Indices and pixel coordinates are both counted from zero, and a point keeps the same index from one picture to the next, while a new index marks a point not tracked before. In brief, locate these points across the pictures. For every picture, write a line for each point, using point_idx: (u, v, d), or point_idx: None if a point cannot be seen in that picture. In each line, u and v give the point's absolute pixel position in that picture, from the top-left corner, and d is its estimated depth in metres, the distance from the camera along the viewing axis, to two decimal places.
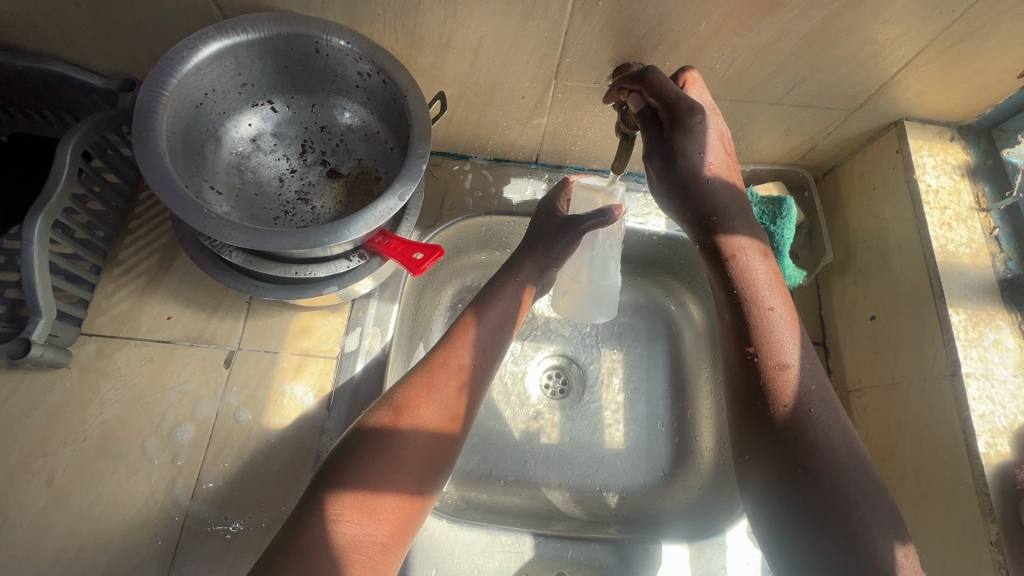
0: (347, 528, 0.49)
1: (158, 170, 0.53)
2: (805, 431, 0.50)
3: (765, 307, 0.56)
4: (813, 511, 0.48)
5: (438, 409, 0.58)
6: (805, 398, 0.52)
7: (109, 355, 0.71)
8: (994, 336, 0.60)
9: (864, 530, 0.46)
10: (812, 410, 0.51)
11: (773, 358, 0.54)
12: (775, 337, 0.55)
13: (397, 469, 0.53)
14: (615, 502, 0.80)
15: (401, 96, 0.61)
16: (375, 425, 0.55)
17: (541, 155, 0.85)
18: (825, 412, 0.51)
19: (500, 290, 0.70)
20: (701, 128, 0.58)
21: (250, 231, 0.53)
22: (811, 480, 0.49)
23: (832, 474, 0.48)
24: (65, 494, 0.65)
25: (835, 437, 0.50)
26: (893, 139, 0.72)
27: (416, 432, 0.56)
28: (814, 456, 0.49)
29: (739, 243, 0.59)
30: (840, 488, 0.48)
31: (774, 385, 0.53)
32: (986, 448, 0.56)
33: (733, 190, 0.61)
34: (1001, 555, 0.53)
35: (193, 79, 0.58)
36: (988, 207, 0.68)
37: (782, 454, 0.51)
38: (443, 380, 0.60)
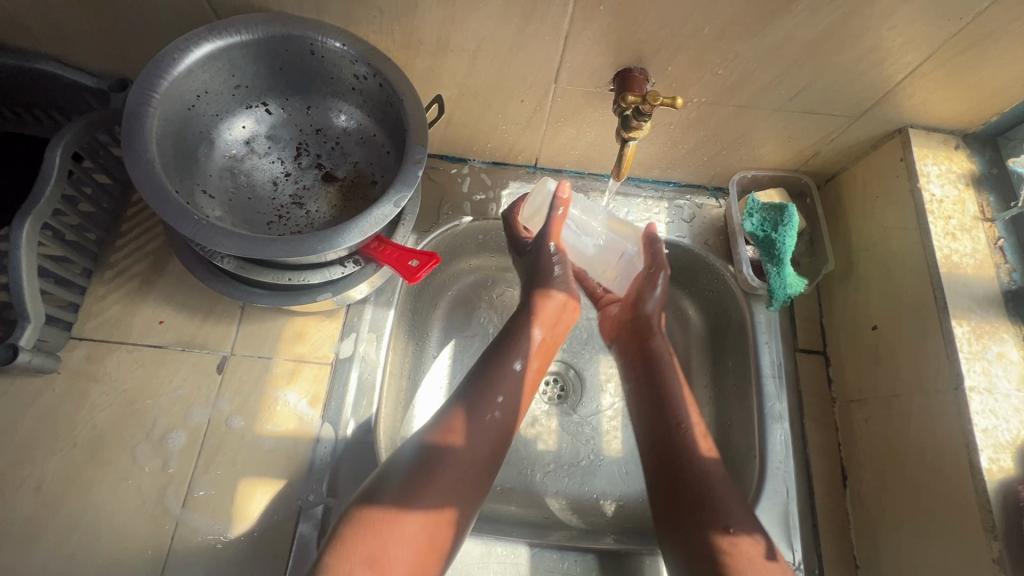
0: (383, 538, 0.52)
1: (149, 175, 0.51)
2: (702, 484, 0.60)
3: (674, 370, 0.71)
4: (699, 542, 0.57)
5: (480, 433, 0.61)
6: (696, 457, 0.63)
7: (99, 360, 0.70)
8: (998, 349, 0.60)
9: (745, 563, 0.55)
10: (698, 460, 0.62)
11: (677, 426, 0.65)
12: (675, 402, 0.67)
13: (435, 484, 0.56)
14: (612, 510, 0.80)
15: (398, 100, 0.60)
16: (426, 441, 0.59)
17: (540, 158, 0.83)
18: (713, 471, 0.62)
19: (531, 317, 0.70)
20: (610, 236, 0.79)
21: (242, 238, 0.52)
22: (694, 517, 0.59)
23: (715, 515, 0.58)
24: (53, 501, 0.63)
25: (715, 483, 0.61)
26: (897, 147, 0.71)
27: (460, 451, 0.59)
28: (705, 503, 0.59)
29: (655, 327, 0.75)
30: (724, 517, 0.58)
31: (677, 445, 0.64)
32: (989, 463, 0.55)
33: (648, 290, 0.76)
34: (1004, 573, 0.52)
35: (185, 81, 0.56)
36: (993, 217, 0.67)
37: (676, 499, 0.61)
38: (489, 397, 0.63)
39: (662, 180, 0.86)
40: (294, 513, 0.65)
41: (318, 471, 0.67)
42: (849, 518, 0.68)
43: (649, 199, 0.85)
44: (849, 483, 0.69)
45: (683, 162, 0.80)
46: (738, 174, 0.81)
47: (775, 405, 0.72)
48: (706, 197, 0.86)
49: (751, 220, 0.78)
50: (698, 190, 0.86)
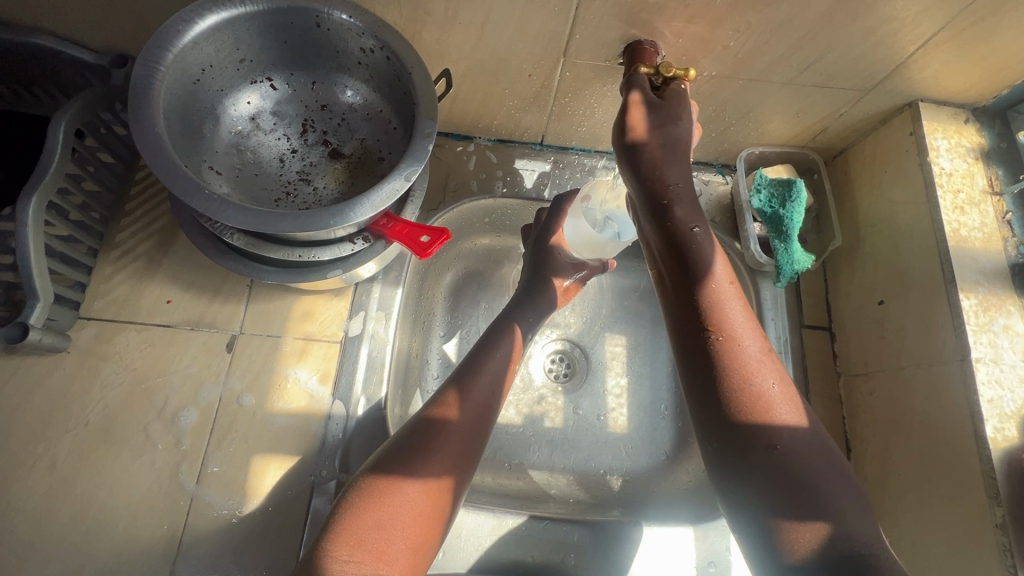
0: (386, 509, 0.52)
1: (156, 148, 0.51)
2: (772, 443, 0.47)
3: (724, 283, 0.54)
4: (766, 472, 0.47)
5: (470, 411, 0.62)
6: (772, 398, 0.49)
7: (109, 339, 0.70)
8: (1004, 322, 0.60)
9: (825, 508, 0.45)
10: (775, 393, 0.49)
11: (744, 355, 0.51)
12: (726, 318, 0.53)
13: (432, 456, 0.57)
14: (619, 484, 0.81)
15: (406, 73, 0.59)
16: (405, 430, 0.59)
17: (547, 135, 0.83)
18: (767, 363, 0.51)
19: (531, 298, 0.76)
20: (684, 112, 0.56)
21: (253, 213, 0.51)
22: (773, 468, 0.47)
23: (800, 468, 0.46)
24: (69, 479, 0.64)
25: (796, 421, 0.49)
26: (906, 121, 0.70)
27: (452, 428, 0.60)
28: (782, 441, 0.47)
29: (694, 219, 0.55)
30: (803, 469, 0.46)
31: (722, 359, 0.51)
32: (994, 433, 0.56)
33: (681, 170, 0.55)
34: (1006, 538, 0.53)
35: (191, 54, 0.55)
36: (1002, 190, 0.67)
37: (741, 437, 0.48)
38: (483, 378, 0.65)
39: None
40: (307, 487, 0.66)
41: (330, 447, 0.68)
42: None
43: None
44: (853, 456, 0.71)
45: None
46: (746, 151, 0.81)
47: None
48: (713, 174, 0.86)
49: (759, 196, 0.78)
50: (706, 166, 0.86)
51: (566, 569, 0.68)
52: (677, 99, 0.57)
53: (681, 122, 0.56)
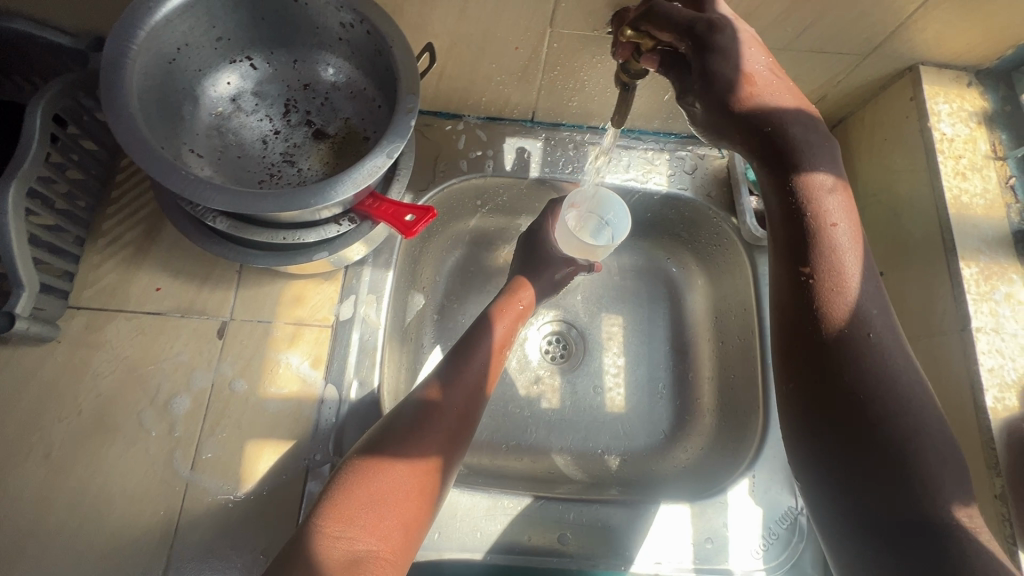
0: (379, 487, 0.53)
1: (130, 130, 0.49)
2: (887, 429, 0.44)
3: (844, 245, 0.49)
4: (869, 465, 0.44)
5: (459, 393, 0.62)
6: (899, 377, 0.46)
7: (99, 328, 0.70)
8: (1006, 290, 0.58)
9: (932, 506, 0.42)
10: (890, 369, 0.46)
11: (864, 330, 0.47)
12: (846, 281, 0.48)
13: (424, 437, 0.57)
14: (616, 464, 0.80)
15: (387, 48, 0.57)
16: (398, 412, 0.59)
17: (537, 112, 0.81)
18: (894, 337, 0.47)
19: (516, 289, 0.75)
20: (732, 43, 0.51)
21: (233, 193, 0.50)
22: (881, 455, 0.44)
23: (911, 460, 0.43)
24: (64, 467, 0.64)
25: (915, 395, 0.45)
26: (906, 86, 0.68)
27: (444, 410, 0.60)
28: (892, 424, 0.44)
29: (813, 172, 0.50)
30: (906, 445, 0.44)
31: (841, 333, 0.47)
32: (994, 403, 0.55)
33: (783, 97, 0.51)
34: (1006, 508, 0.52)
35: (164, 31, 0.54)
36: (1005, 155, 0.64)
37: (845, 418, 0.46)
38: (475, 362, 0.65)
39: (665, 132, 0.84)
40: (302, 472, 0.66)
41: (324, 431, 0.68)
42: None
43: (649, 153, 0.83)
44: None
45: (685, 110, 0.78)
46: None
47: None
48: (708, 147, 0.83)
49: None
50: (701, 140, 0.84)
51: (566, 550, 0.67)
52: (734, 38, 0.51)
53: (747, 63, 0.51)
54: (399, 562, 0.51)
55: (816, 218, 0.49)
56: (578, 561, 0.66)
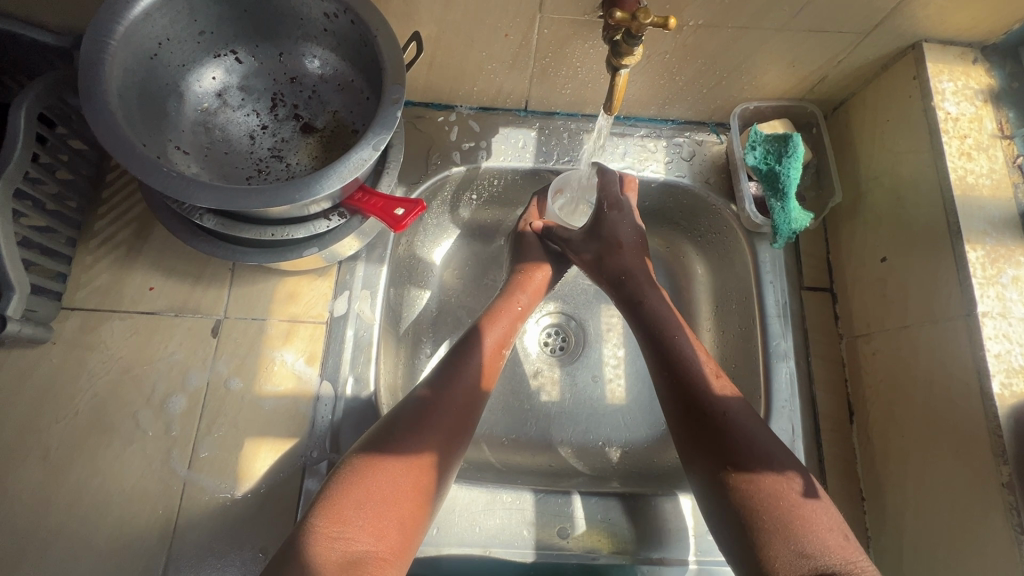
0: (379, 486, 0.52)
1: (111, 128, 0.48)
2: (738, 466, 0.54)
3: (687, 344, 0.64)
4: (735, 499, 0.53)
5: (457, 392, 0.61)
6: (741, 424, 0.57)
7: (93, 329, 0.69)
8: (1013, 273, 0.57)
9: (796, 536, 0.49)
10: (741, 419, 0.57)
11: (711, 394, 0.59)
12: (696, 368, 0.62)
13: (423, 436, 0.57)
14: (618, 456, 0.80)
15: (372, 37, 0.56)
16: (397, 412, 0.59)
17: (531, 100, 0.79)
18: (737, 401, 0.59)
19: (510, 292, 0.74)
20: (613, 177, 0.76)
21: (218, 190, 0.50)
22: (736, 491, 0.53)
23: (760, 494, 0.52)
24: (61, 468, 0.64)
25: (758, 435, 0.56)
26: (910, 65, 0.66)
27: (442, 410, 0.59)
28: (745, 465, 0.54)
29: (645, 289, 0.70)
30: (760, 477, 0.53)
31: (700, 396, 0.59)
32: (1001, 389, 0.54)
33: (632, 239, 0.75)
34: (1013, 497, 0.51)
35: (144, 27, 0.53)
36: (1012, 134, 0.62)
37: (711, 462, 0.56)
38: (470, 363, 0.64)
39: (660, 118, 0.82)
40: (299, 469, 0.66)
41: (320, 428, 0.67)
42: (855, 453, 0.68)
43: (646, 140, 0.81)
44: (855, 419, 0.69)
45: (682, 95, 0.76)
46: (740, 106, 0.77)
47: (780, 344, 0.71)
48: (707, 133, 0.82)
49: (754, 153, 0.75)
50: (699, 126, 0.82)
51: (565, 543, 0.66)
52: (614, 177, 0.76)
53: (618, 198, 0.75)
54: (398, 562, 0.51)
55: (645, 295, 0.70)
56: (578, 555, 0.65)
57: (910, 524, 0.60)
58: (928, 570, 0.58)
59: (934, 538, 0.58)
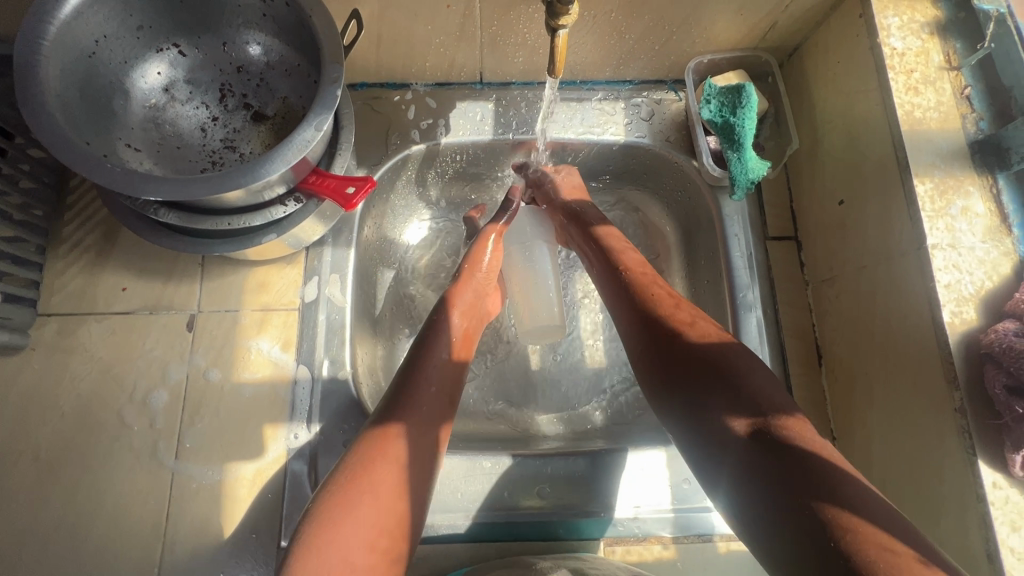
0: (346, 533, 0.48)
1: (51, 127, 0.49)
2: (712, 368, 0.53)
3: (651, 276, 0.65)
4: (722, 412, 0.50)
5: (415, 414, 0.58)
6: (706, 332, 0.57)
7: (72, 332, 0.71)
8: (962, 204, 0.57)
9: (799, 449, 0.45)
10: (707, 332, 0.57)
11: (672, 313, 0.59)
12: (656, 289, 0.63)
13: (389, 469, 0.53)
14: (599, 418, 0.81)
15: (308, 19, 0.56)
16: (359, 446, 0.55)
17: (485, 72, 0.79)
18: (697, 313, 0.59)
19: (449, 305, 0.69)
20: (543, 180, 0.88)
21: (161, 181, 0.50)
22: (716, 401, 0.51)
23: (738, 396, 0.50)
24: (54, 467, 0.66)
25: (722, 338, 0.56)
26: (855, 3, 0.65)
27: (406, 444, 0.55)
28: (725, 368, 0.52)
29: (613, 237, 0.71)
30: (737, 374, 0.52)
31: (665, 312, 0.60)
32: (951, 317, 0.54)
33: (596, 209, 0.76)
34: (965, 421, 0.51)
35: (78, 25, 0.53)
36: (959, 64, 0.62)
37: (687, 373, 0.54)
38: (425, 385, 0.60)
39: (617, 80, 0.81)
40: (284, 451, 0.68)
41: (300, 411, 0.69)
42: (825, 395, 0.69)
43: (604, 103, 0.81)
44: (824, 362, 0.70)
45: (634, 54, 0.76)
46: (694, 61, 0.77)
47: (747, 295, 0.72)
48: (664, 91, 0.81)
49: (709, 106, 0.74)
50: (656, 85, 0.82)
51: (547, 503, 0.67)
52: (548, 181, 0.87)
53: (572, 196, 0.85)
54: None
55: (616, 255, 0.68)
56: (560, 513, 0.67)
57: (876, 459, 0.62)
58: (894, 503, 0.59)
59: (897, 470, 0.59)
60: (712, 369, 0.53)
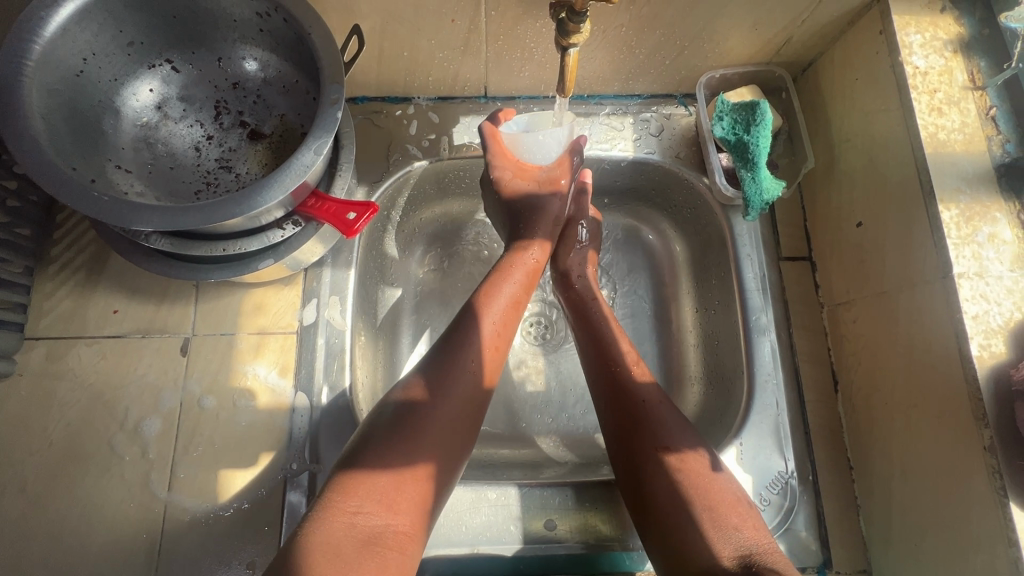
0: (388, 471, 0.51)
1: (35, 154, 0.46)
2: (662, 442, 0.56)
3: (613, 332, 0.67)
4: (668, 492, 0.54)
5: (467, 371, 0.59)
6: (654, 401, 0.60)
7: (60, 357, 0.68)
8: (989, 231, 0.54)
9: (725, 526, 0.51)
10: (658, 405, 0.60)
11: (633, 383, 0.62)
12: (615, 348, 0.65)
13: (435, 427, 0.55)
14: (606, 441, 0.79)
15: (306, 36, 0.54)
16: (413, 392, 0.56)
17: (489, 86, 0.77)
18: (650, 383, 0.62)
19: (501, 270, 0.68)
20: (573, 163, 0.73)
21: (154, 209, 0.48)
22: (660, 475, 0.55)
23: (683, 475, 0.54)
24: (41, 501, 0.64)
25: (673, 417, 0.59)
26: (875, 19, 0.63)
27: (457, 392, 0.58)
28: (673, 447, 0.56)
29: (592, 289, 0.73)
30: (693, 461, 0.55)
31: (620, 376, 0.63)
32: (979, 350, 0.52)
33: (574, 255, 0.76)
34: (995, 460, 0.50)
35: (64, 44, 0.50)
36: (983, 84, 0.60)
37: (646, 444, 0.57)
38: (477, 343, 0.61)
39: (626, 94, 0.79)
40: (280, 484, 0.65)
41: (298, 439, 0.66)
42: (841, 423, 0.67)
43: (613, 118, 0.78)
44: (840, 389, 0.68)
45: (645, 69, 0.73)
46: (706, 75, 0.75)
47: (760, 318, 0.70)
48: (675, 106, 0.79)
49: (722, 123, 0.71)
50: (666, 99, 0.79)
51: (553, 535, 0.65)
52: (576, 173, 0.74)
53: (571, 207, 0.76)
54: (419, 536, 0.51)
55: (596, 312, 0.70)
56: (569, 546, 0.65)
57: (898, 492, 0.60)
58: (917, 539, 0.57)
59: (922, 506, 0.57)
60: (666, 447, 0.56)
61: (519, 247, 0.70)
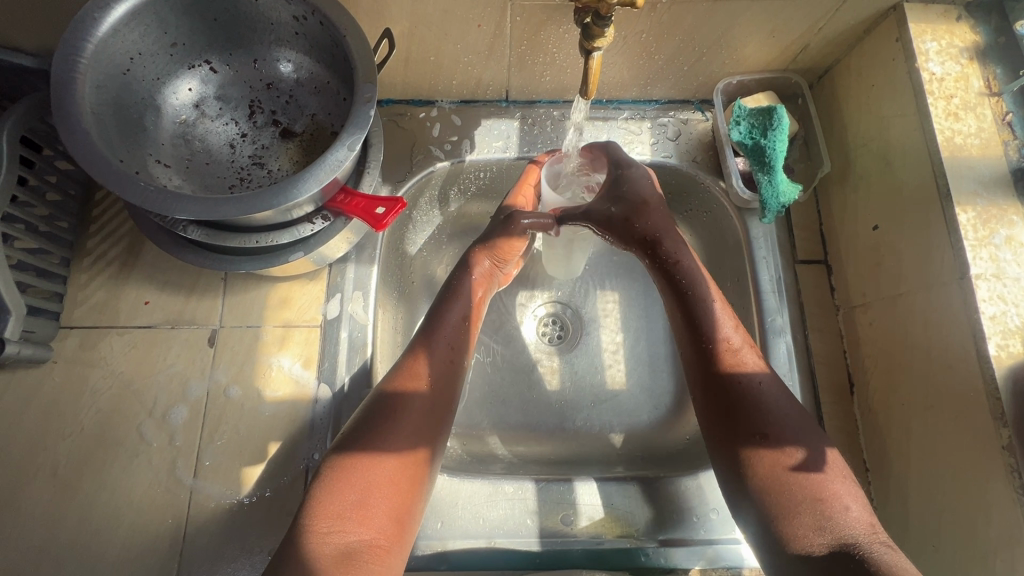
0: (354, 485, 0.52)
1: (86, 146, 0.49)
2: (760, 428, 0.55)
3: (709, 300, 0.63)
4: (762, 479, 0.53)
5: (425, 386, 0.60)
6: (752, 381, 0.58)
7: (93, 346, 0.71)
8: (1006, 233, 0.55)
9: (826, 514, 0.50)
10: (760, 388, 0.57)
11: (729, 363, 0.59)
12: (713, 323, 0.61)
13: (399, 437, 0.56)
14: (620, 441, 0.79)
15: (341, 37, 0.56)
16: (377, 405, 0.58)
17: (511, 90, 0.79)
18: (755, 365, 0.59)
19: (459, 283, 0.69)
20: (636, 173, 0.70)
21: (195, 200, 0.50)
22: (755, 460, 0.54)
23: (782, 462, 0.53)
24: (71, 485, 0.65)
25: (772, 400, 0.57)
26: (891, 27, 0.64)
27: (419, 402, 0.59)
28: (771, 433, 0.54)
29: (681, 252, 0.66)
30: (792, 448, 0.54)
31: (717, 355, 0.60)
32: (997, 350, 0.53)
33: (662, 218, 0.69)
34: (1013, 459, 0.50)
35: (114, 43, 0.53)
36: (999, 91, 0.61)
37: (743, 429, 0.56)
38: (434, 355, 0.62)
39: (644, 100, 0.81)
40: (301, 473, 0.66)
41: (320, 429, 0.68)
42: (857, 424, 0.68)
43: (631, 123, 0.80)
44: (856, 391, 0.68)
45: (663, 74, 0.75)
46: (723, 81, 0.76)
47: (776, 319, 0.70)
48: (692, 111, 0.80)
49: (739, 128, 0.73)
50: (683, 104, 0.81)
51: (569, 530, 0.66)
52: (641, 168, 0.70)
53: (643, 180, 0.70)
54: (396, 547, 0.52)
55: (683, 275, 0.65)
56: (584, 541, 0.66)
57: (914, 493, 0.60)
58: (934, 541, 0.57)
59: (938, 507, 0.57)
60: (767, 435, 0.54)
61: (468, 261, 0.71)
